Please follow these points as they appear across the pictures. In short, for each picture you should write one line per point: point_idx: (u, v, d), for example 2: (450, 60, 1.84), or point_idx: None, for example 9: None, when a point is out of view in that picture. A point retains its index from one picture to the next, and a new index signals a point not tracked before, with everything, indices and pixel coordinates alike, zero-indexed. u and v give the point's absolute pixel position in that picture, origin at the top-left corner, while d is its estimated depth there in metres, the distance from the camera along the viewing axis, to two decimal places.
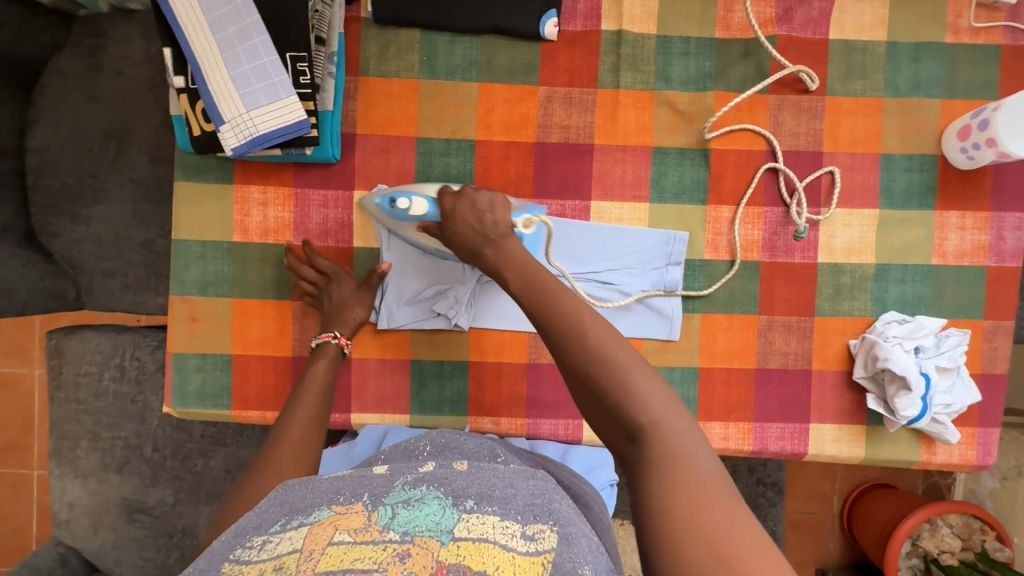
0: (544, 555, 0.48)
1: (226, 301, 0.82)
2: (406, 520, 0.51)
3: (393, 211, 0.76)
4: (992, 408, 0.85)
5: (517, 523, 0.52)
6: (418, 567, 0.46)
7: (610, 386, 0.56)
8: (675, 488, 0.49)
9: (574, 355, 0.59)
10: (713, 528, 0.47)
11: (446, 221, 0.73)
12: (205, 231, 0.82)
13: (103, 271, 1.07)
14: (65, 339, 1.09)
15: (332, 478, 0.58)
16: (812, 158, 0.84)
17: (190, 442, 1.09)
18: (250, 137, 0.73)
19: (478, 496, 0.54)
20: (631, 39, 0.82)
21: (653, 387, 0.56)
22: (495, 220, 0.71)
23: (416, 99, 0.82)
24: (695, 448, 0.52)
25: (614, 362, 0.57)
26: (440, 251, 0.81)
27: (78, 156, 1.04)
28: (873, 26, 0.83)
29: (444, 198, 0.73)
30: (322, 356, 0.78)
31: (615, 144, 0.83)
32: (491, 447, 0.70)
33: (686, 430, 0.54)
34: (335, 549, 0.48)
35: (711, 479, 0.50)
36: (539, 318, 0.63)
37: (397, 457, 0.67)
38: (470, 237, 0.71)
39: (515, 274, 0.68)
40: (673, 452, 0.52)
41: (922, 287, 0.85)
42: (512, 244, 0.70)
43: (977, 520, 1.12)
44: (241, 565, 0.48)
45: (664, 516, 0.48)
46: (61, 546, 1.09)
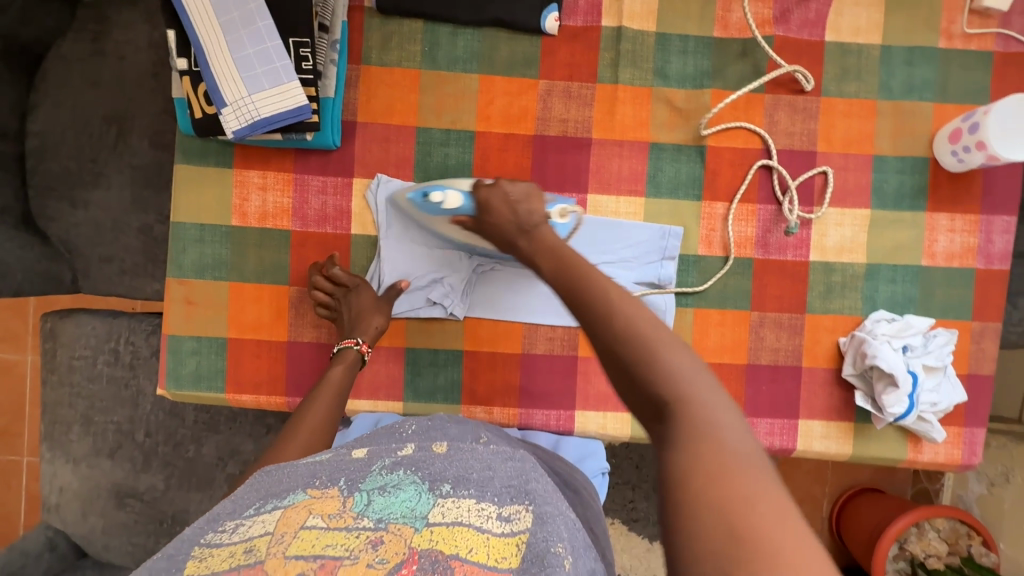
0: (519, 536, 0.48)
1: (223, 285, 0.83)
2: (382, 507, 0.51)
3: (427, 204, 0.77)
4: (978, 408, 0.86)
5: (493, 505, 0.52)
6: (390, 553, 0.47)
7: (635, 358, 0.49)
8: (698, 466, 0.41)
9: (596, 325, 0.52)
10: (741, 513, 0.38)
11: (479, 215, 0.70)
12: (204, 214, 0.82)
13: (100, 256, 1.07)
14: (60, 322, 1.09)
15: (308, 462, 0.59)
16: (806, 157, 0.85)
17: (183, 429, 1.09)
18: (251, 120, 0.73)
19: (455, 480, 0.55)
20: (631, 35, 0.84)
21: (683, 358, 0.48)
22: (530, 210, 0.66)
23: (417, 89, 0.83)
24: (728, 427, 0.44)
25: (640, 330, 0.50)
26: (469, 242, 0.80)
27: (79, 139, 1.04)
28: (868, 29, 0.85)
29: (478, 190, 0.71)
30: (340, 362, 0.77)
31: (612, 138, 0.84)
32: (472, 430, 0.71)
33: (719, 407, 0.45)
34: (307, 533, 0.48)
35: (748, 462, 0.41)
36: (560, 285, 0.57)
37: (381, 435, 0.67)
38: (504, 227, 0.67)
39: (549, 261, 0.60)
40: (702, 431, 0.43)
41: (912, 287, 0.86)
42: (541, 232, 0.64)
43: (963, 524, 1.13)
44: (212, 551, 0.47)
45: (682, 498, 0.40)
46: (50, 530, 1.09)
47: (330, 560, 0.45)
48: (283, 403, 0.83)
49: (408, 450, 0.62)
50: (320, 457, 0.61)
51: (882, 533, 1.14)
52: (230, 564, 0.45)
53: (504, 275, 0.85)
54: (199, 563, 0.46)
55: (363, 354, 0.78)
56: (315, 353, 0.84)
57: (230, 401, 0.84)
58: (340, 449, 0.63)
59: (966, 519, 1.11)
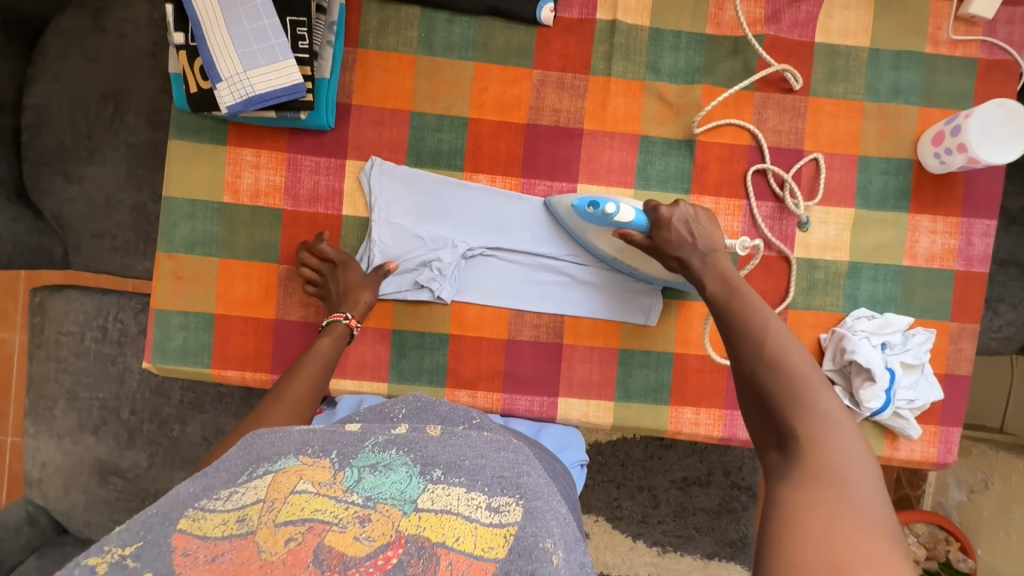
0: (507, 527, 0.49)
1: (213, 262, 0.83)
2: (371, 486, 0.52)
3: (592, 213, 0.76)
4: (955, 407, 0.88)
5: (483, 495, 0.52)
6: (377, 533, 0.47)
7: (778, 391, 0.54)
8: (817, 501, 0.46)
9: (746, 351, 0.59)
10: (850, 552, 0.43)
11: (657, 233, 0.75)
12: (196, 190, 0.83)
13: (92, 232, 1.07)
14: (49, 297, 1.10)
15: (301, 430, 0.59)
16: (793, 155, 0.87)
17: (169, 407, 1.09)
18: (246, 96, 0.74)
19: (446, 467, 0.55)
20: (625, 29, 0.85)
21: (832, 406, 0.52)
22: (700, 237, 0.73)
23: (412, 74, 0.84)
24: (860, 481, 0.48)
25: (796, 371, 0.55)
26: (617, 259, 0.83)
27: (75, 115, 1.04)
28: (857, 32, 0.86)
29: (655, 211, 0.76)
30: (328, 334, 0.77)
31: (604, 130, 0.86)
32: (467, 411, 0.71)
33: (856, 462, 0.49)
34: (297, 498, 0.49)
35: (873, 519, 0.45)
36: (721, 315, 0.65)
37: (371, 420, 0.67)
38: (675, 248, 0.73)
39: (716, 283, 0.69)
40: (831, 473, 0.48)
41: (893, 286, 0.87)
42: (718, 258, 0.71)
43: (942, 530, 1.15)
44: (206, 515, 0.48)
45: (792, 522, 0.46)
46: (31, 505, 1.09)
47: (318, 524, 0.47)
48: (268, 380, 0.84)
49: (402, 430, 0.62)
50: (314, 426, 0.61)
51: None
52: (224, 531, 0.46)
53: (620, 288, 0.86)
54: (194, 522, 0.47)
55: (351, 328, 0.78)
56: (302, 330, 0.85)
57: (216, 377, 0.84)
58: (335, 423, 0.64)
59: (946, 525, 1.13)
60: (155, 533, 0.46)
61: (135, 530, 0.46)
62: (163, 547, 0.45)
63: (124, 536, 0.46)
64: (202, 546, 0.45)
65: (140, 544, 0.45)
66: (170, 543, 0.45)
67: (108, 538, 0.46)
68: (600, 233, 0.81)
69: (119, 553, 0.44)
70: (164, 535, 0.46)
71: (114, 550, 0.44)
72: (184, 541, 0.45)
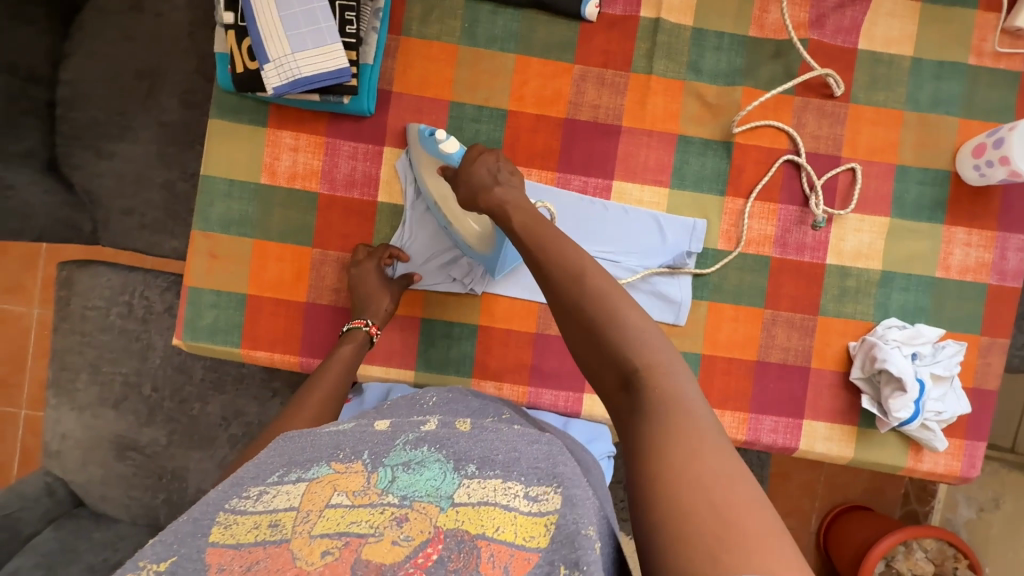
0: (546, 516, 0.48)
1: (247, 242, 0.84)
2: (406, 484, 0.52)
3: (429, 139, 0.79)
4: (981, 422, 0.87)
5: (520, 484, 0.51)
6: (416, 531, 0.47)
7: (607, 328, 0.54)
8: (672, 437, 0.47)
9: (571, 295, 0.57)
10: (711, 480, 0.44)
11: (462, 166, 0.75)
12: (234, 170, 0.83)
13: (122, 209, 1.07)
14: (75, 271, 1.10)
15: (331, 432, 0.59)
16: (829, 161, 0.87)
17: (190, 385, 1.10)
18: (292, 78, 0.74)
19: (480, 461, 0.54)
20: (668, 28, 0.85)
21: (646, 327, 0.54)
22: (510, 175, 0.73)
23: (453, 64, 0.84)
24: (690, 393, 0.50)
25: (613, 301, 0.55)
26: (437, 204, 0.82)
27: (109, 91, 1.04)
28: (900, 41, 0.86)
29: (473, 149, 0.76)
30: (349, 341, 0.79)
31: (642, 128, 0.86)
32: (495, 407, 0.72)
33: (682, 376, 0.51)
34: (332, 512, 0.49)
35: (709, 429, 0.48)
36: (539, 262, 0.61)
37: (401, 407, 0.68)
38: (480, 179, 0.72)
39: (520, 214, 0.66)
40: (669, 398, 0.49)
41: (924, 297, 0.87)
42: (514, 195, 0.69)
43: (950, 546, 1.15)
44: (237, 518, 0.49)
45: (659, 465, 0.46)
46: (49, 476, 1.09)
47: (354, 539, 0.46)
48: (297, 362, 0.84)
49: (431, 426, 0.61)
50: (342, 427, 0.61)
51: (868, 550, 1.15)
52: (256, 537, 0.47)
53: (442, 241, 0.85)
54: (224, 531, 0.48)
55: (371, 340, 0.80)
56: (331, 315, 0.85)
57: (245, 357, 0.85)
58: (362, 421, 0.63)
59: (954, 542, 1.12)
60: (188, 547, 0.46)
61: (168, 544, 0.47)
62: (197, 563, 0.45)
63: (156, 550, 0.46)
64: (236, 557, 0.46)
65: (174, 559, 0.45)
66: (203, 559, 0.46)
67: (142, 552, 0.46)
68: (431, 170, 0.81)
69: (154, 569, 0.45)
70: (196, 549, 0.46)
71: (149, 567, 0.45)
72: (218, 556, 0.46)
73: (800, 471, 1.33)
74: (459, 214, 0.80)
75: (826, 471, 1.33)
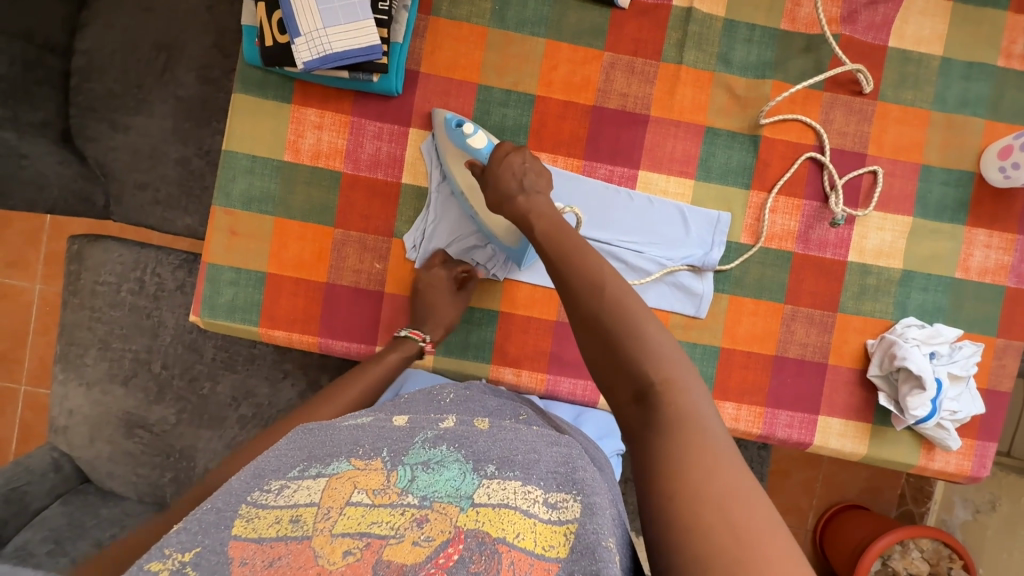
0: (567, 526, 0.46)
1: (268, 220, 0.83)
2: (427, 484, 0.50)
3: (455, 132, 0.79)
4: (993, 423, 0.88)
5: (540, 489, 0.50)
6: (435, 532, 0.45)
7: (624, 335, 0.54)
8: (690, 452, 0.47)
9: (589, 300, 0.57)
10: (729, 500, 0.44)
11: (492, 163, 0.76)
12: (257, 146, 0.82)
13: (136, 183, 1.05)
14: (87, 246, 1.09)
15: (351, 429, 0.58)
16: (855, 158, 0.87)
17: (200, 364, 1.09)
18: (323, 53, 0.73)
19: (499, 462, 0.53)
20: (699, 18, 0.84)
21: (662, 340, 0.54)
22: (535, 180, 0.74)
23: (482, 47, 0.83)
24: (705, 411, 0.51)
25: (633, 314, 0.55)
26: (464, 194, 0.82)
27: (125, 63, 1.02)
28: (930, 40, 0.86)
29: (503, 145, 0.77)
30: (396, 348, 0.79)
31: (670, 118, 0.85)
32: (513, 407, 0.72)
33: (698, 394, 0.52)
34: (353, 510, 0.47)
35: (726, 450, 0.48)
36: (560, 270, 0.61)
37: (419, 402, 0.68)
38: (507, 185, 0.73)
39: (543, 222, 0.67)
40: (686, 415, 0.49)
41: (942, 297, 0.87)
42: (540, 200, 0.71)
43: (945, 547, 1.16)
44: (259, 512, 0.47)
45: (676, 480, 0.45)
46: (55, 452, 1.08)
47: (375, 540, 0.44)
48: (315, 343, 0.84)
49: (450, 424, 0.60)
50: (361, 422, 0.61)
51: (865, 549, 1.16)
52: (278, 532, 0.45)
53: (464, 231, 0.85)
54: (247, 525, 0.46)
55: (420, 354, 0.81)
56: (352, 297, 0.84)
57: (263, 336, 0.84)
58: (379, 415, 0.63)
59: (950, 543, 1.13)
60: (211, 539, 0.44)
61: (192, 533, 0.45)
62: (220, 557, 0.43)
63: (181, 539, 0.44)
64: (258, 551, 0.43)
65: (197, 551, 0.43)
66: (226, 553, 0.43)
67: (166, 540, 0.44)
68: (456, 161, 0.81)
69: (178, 560, 0.42)
70: (220, 541, 0.44)
71: (173, 557, 0.43)
72: (240, 549, 0.44)
73: (798, 469, 1.34)
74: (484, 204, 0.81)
75: (824, 470, 1.34)
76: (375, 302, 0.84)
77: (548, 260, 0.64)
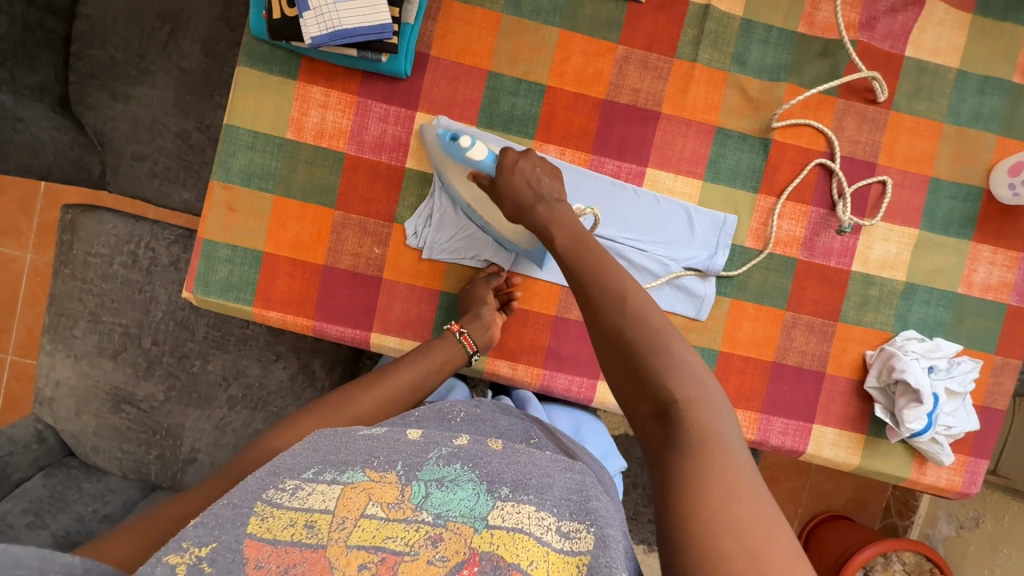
0: (580, 556, 0.48)
1: (267, 198, 0.81)
2: (440, 502, 0.51)
3: (452, 148, 0.76)
4: (987, 440, 0.88)
5: (553, 517, 0.51)
6: (451, 552, 0.47)
7: (646, 349, 0.53)
8: (711, 474, 0.46)
9: (612, 311, 0.56)
10: (750, 526, 0.43)
11: (501, 172, 0.74)
12: (259, 122, 0.80)
13: (133, 154, 1.02)
14: (80, 216, 1.07)
15: (365, 436, 0.56)
16: (865, 167, 0.86)
17: (191, 342, 1.07)
18: (332, 29, 0.72)
19: (513, 484, 0.54)
20: (717, 16, 0.83)
21: (687, 356, 0.53)
22: (551, 186, 0.72)
23: (495, 33, 0.82)
24: (727, 432, 0.50)
25: (656, 328, 0.55)
26: (470, 208, 0.81)
27: (128, 31, 0.99)
28: (948, 51, 0.85)
29: (507, 154, 0.75)
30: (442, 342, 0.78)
31: (681, 116, 0.84)
32: (524, 427, 0.70)
33: (722, 412, 0.51)
34: (368, 523, 0.48)
35: (749, 471, 0.48)
36: (581, 281, 0.61)
37: (430, 419, 0.66)
38: (524, 194, 0.72)
39: (563, 234, 0.66)
40: (705, 433, 0.49)
41: (944, 312, 0.87)
42: (562, 208, 0.69)
43: (928, 561, 1.16)
44: (273, 512, 0.48)
45: (695, 500, 0.45)
46: (40, 424, 1.06)
47: (390, 556, 0.46)
48: (310, 326, 0.82)
49: (463, 441, 0.59)
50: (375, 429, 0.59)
51: (849, 558, 1.15)
52: (292, 536, 0.46)
53: (471, 239, 0.84)
54: (261, 524, 0.46)
55: (468, 351, 0.79)
56: (350, 281, 0.83)
57: (256, 316, 0.82)
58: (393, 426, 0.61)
59: (932, 557, 1.13)
60: (227, 535, 0.45)
61: (209, 527, 0.46)
62: (234, 555, 0.44)
63: (198, 533, 0.45)
64: (273, 555, 0.44)
65: (214, 546, 0.44)
66: (241, 551, 0.44)
67: (183, 533, 0.45)
68: (458, 174, 0.79)
69: (195, 554, 0.44)
70: (235, 539, 0.45)
71: (190, 550, 0.44)
72: (255, 550, 0.45)
73: (786, 478, 1.34)
74: (493, 213, 0.80)
75: (811, 480, 1.35)
76: (373, 287, 0.83)
77: (567, 274, 0.63)
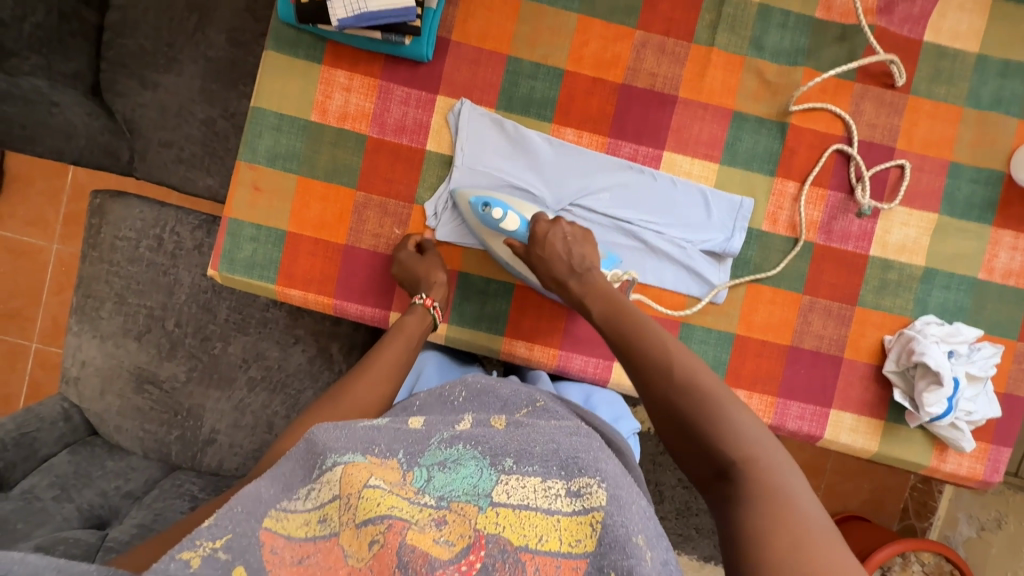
0: (592, 515, 0.48)
1: (292, 177, 0.83)
2: (442, 484, 0.52)
3: (484, 216, 0.79)
4: (1009, 427, 0.86)
5: (560, 482, 0.52)
6: (456, 536, 0.47)
7: (697, 412, 0.56)
8: (777, 524, 0.47)
9: (661, 377, 0.60)
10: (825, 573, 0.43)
11: (534, 245, 0.77)
12: (285, 104, 0.83)
13: (160, 141, 1.05)
14: (108, 201, 1.11)
15: (365, 424, 0.55)
16: (884, 151, 0.86)
17: (213, 324, 1.09)
18: (357, 11, 0.74)
19: (517, 455, 0.54)
20: (734, 1, 0.84)
21: (741, 418, 0.55)
22: (583, 255, 0.75)
23: (514, 19, 0.84)
24: (793, 485, 0.50)
25: (704, 390, 0.57)
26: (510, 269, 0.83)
27: (158, 21, 1.02)
28: (967, 36, 0.85)
29: (538, 223, 0.78)
30: (411, 314, 0.78)
31: (698, 100, 0.85)
32: (528, 392, 0.71)
33: (785, 467, 0.52)
34: (371, 492, 0.47)
35: (822, 526, 0.47)
36: (626, 348, 0.65)
37: (433, 405, 0.67)
38: (556, 266, 0.75)
39: (600, 304, 0.71)
40: (770, 487, 0.50)
41: (965, 297, 0.86)
42: (594, 276, 0.74)
43: (948, 563, 1.13)
44: (287, 514, 0.48)
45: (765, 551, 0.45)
46: (66, 403, 1.08)
47: (397, 523, 0.45)
48: (330, 304, 0.84)
49: (465, 426, 0.61)
50: (373, 418, 0.58)
51: (865, 558, 1.12)
52: (308, 532, 0.47)
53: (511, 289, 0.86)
54: (277, 520, 0.47)
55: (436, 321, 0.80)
56: (369, 259, 0.85)
57: (279, 295, 0.85)
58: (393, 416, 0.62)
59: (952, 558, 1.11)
60: (240, 527, 0.45)
61: (222, 523, 0.45)
62: (250, 540, 0.45)
63: (212, 529, 0.45)
64: (288, 547, 0.46)
65: (228, 537, 0.45)
66: (257, 538, 0.46)
67: (196, 533, 0.45)
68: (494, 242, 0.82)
69: (210, 547, 0.44)
70: (250, 528, 0.46)
71: (204, 544, 0.44)
72: (271, 539, 0.46)
73: None
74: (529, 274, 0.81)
75: (826, 480, 1.31)
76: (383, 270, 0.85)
77: (613, 340, 0.67)
